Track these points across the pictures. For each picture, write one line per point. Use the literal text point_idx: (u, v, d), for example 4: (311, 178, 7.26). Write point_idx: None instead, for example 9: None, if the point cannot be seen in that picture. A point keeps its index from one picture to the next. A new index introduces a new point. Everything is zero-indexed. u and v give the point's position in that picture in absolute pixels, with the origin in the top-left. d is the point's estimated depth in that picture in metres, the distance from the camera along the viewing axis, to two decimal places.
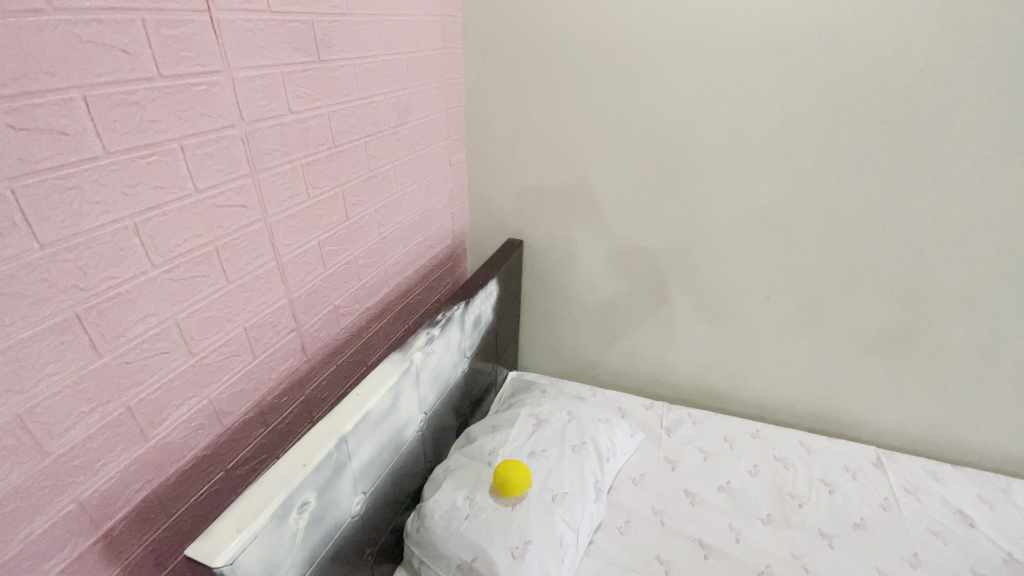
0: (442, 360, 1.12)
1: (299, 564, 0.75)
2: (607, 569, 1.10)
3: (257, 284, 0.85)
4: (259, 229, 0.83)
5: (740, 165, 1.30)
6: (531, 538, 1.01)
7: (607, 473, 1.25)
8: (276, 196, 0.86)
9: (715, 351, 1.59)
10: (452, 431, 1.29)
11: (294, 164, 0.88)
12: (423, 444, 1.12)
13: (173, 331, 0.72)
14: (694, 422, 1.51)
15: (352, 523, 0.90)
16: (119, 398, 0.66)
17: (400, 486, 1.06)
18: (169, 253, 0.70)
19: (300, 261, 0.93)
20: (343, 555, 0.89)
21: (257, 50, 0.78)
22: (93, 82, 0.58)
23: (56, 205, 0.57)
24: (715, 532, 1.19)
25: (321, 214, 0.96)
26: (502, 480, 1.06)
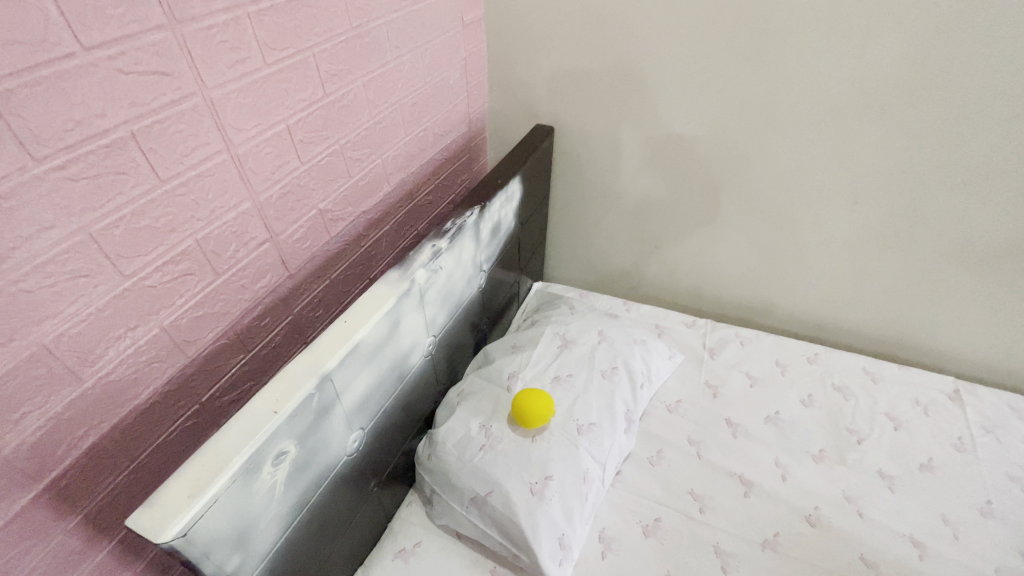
0: (453, 276, 0.94)
1: (285, 514, 0.65)
2: (634, 502, 1.00)
3: (204, 183, 0.65)
4: (195, 106, 0.62)
5: (852, 25, 0.95)
6: (552, 473, 0.91)
7: (641, 400, 1.12)
8: (215, 61, 0.62)
9: (777, 265, 1.36)
10: (469, 349, 1.16)
11: (238, 14, 0.64)
12: (434, 369, 0.99)
13: (90, 249, 0.55)
14: (742, 343, 1.34)
15: (353, 458, 0.79)
16: (27, 335, 0.52)
17: (408, 414, 0.95)
18: (59, 142, 0.51)
19: (264, 153, 0.72)
20: (345, 491, 0.80)
21: None
22: None
23: None
24: (758, 467, 1.07)
25: (286, 88, 0.73)
26: (518, 410, 0.95)
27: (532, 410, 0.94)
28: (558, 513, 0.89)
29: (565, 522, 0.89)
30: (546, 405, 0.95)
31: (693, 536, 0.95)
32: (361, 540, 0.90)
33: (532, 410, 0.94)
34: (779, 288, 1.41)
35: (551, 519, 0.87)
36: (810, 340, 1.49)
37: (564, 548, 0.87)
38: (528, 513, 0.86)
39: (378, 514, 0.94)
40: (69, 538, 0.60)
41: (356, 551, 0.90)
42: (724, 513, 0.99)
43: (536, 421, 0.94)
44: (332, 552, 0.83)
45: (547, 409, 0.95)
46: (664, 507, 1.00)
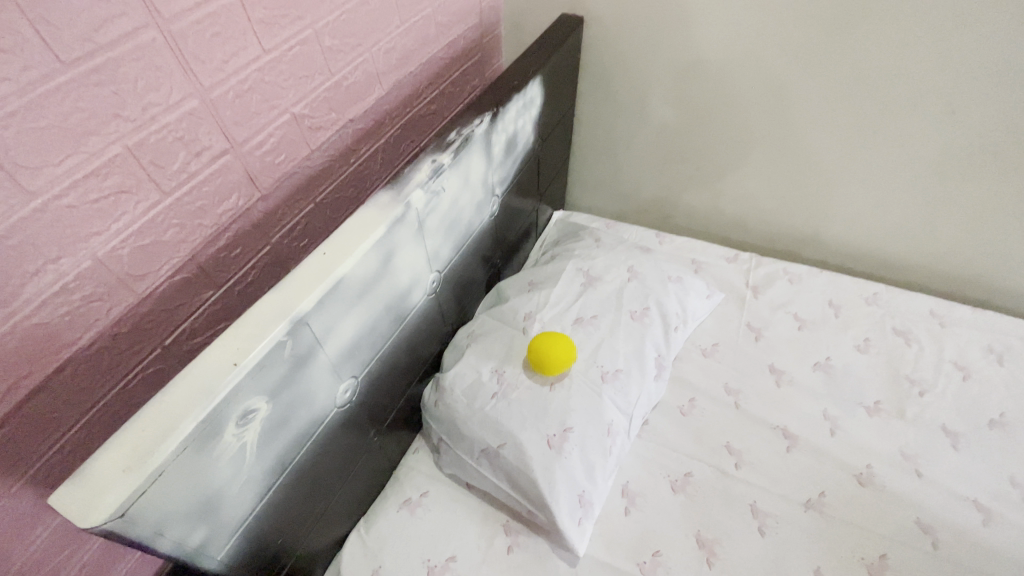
0: (458, 201, 0.79)
1: (261, 476, 0.56)
2: (663, 455, 0.90)
3: (126, 71, 0.50)
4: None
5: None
6: (573, 425, 0.80)
7: (675, 344, 0.98)
8: None
9: (843, 193, 1.15)
10: (481, 286, 1.03)
11: None
12: (441, 308, 0.87)
13: None
14: (791, 280, 1.19)
15: (347, 410, 0.69)
16: None
17: (412, 358, 0.84)
18: None
19: (210, 34, 0.56)
20: (340, 443, 0.71)
21: None
22: None
23: None
24: (804, 419, 0.95)
25: None
26: (535, 357, 0.83)
27: (553, 350, 0.82)
28: (578, 468, 0.79)
29: (586, 478, 0.79)
30: (565, 341, 0.84)
31: (727, 493, 0.86)
32: (363, 490, 0.83)
33: (552, 350, 0.82)
34: (842, 221, 1.20)
35: (570, 475, 0.78)
36: (871, 280, 1.30)
37: (585, 507, 0.78)
38: (545, 468, 0.77)
39: (382, 462, 0.86)
40: (15, 502, 0.52)
41: (358, 501, 0.83)
42: (763, 469, 0.89)
43: (561, 362, 0.82)
44: (330, 505, 0.75)
45: (568, 346, 0.84)
46: (696, 462, 0.89)
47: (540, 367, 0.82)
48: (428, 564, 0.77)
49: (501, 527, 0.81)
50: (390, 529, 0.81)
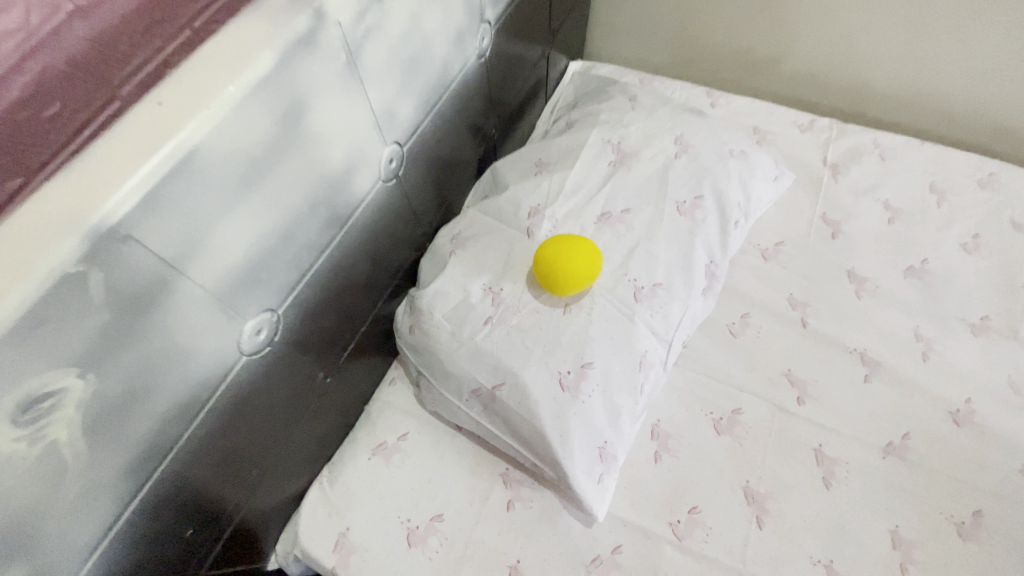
0: (419, 24, 0.49)
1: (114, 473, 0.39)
2: (707, 387, 0.70)
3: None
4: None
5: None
6: (594, 359, 0.59)
7: (738, 241, 0.72)
8: None
9: (996, 26, 0.78)
10: (470, 167, 0.75)
11: None
12: (411, 198, 0.60)
13: None
14: (882, 157, 0.90)
15: (269, 359, 0.48)
16: None
17: (375, 271, 0.60)
18: None
19: None
20: (269, 397, 0.51)
21: None
22: None
23: None
24: (888, 341, 0.73)
25: None
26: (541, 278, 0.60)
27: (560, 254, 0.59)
28: (599, 415, 0.59)
29: (609, 425, 0.59)
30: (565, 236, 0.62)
31: (786, 435, 0.67)
32: (323, 436, 0.65)
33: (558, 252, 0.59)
34: (979, 72, 0.85)
35: (588, 423, 0.58)
36: (1002, 156, 0.95)
37: (607, 460, 0.59)
38: (555, 416, 0.57)
39: (347, 401, 0.67)
40: None
41: (317, 450, 0.65)
42: (833, 404, 0.69)
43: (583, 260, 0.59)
44: (273, 464, 0.58)
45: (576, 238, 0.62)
46: (750, 395, 0.69)
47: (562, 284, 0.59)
48: (407, 525, 0.61)
49: (499, 479, 0.64)
50: (359, 483, 0.64)
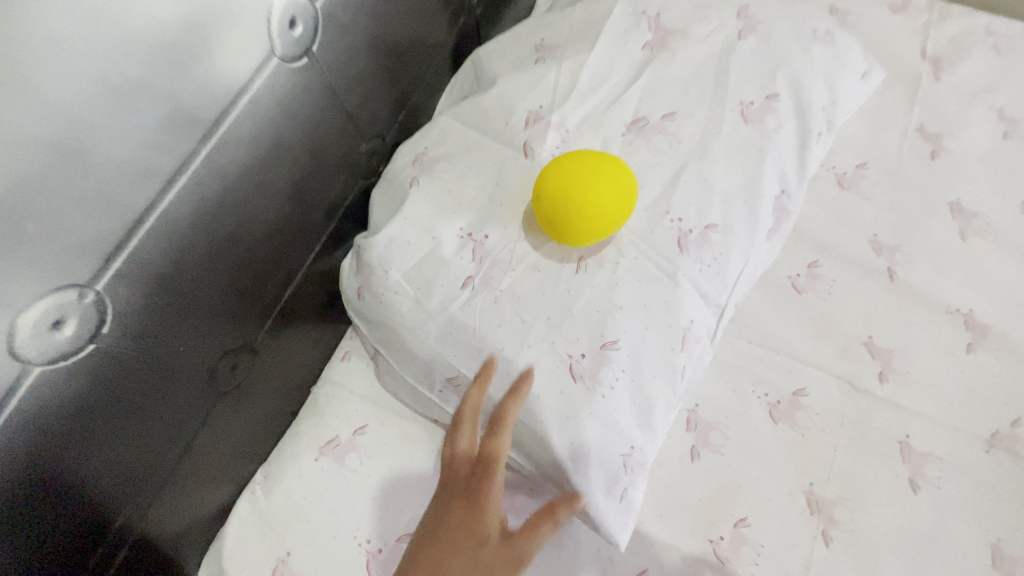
0: None
1: None
2: (763, 362, 0.53)
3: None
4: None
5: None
6: (619, 337, 0.41)
7: (818, 158, 0.51)
8: None
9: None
10: (440, 57, 0.53)
11: None
12: (326, 98, 0.40)
13: None
14: (999, 49, 0.67)
15: (103, 354, 0.31)
16: None
17: (284, 211, 0.41)
18: None
19: None
20: (131, 404, 0.35)
21: None
22: None
23: None
24: (999, 298, 0.56)
25: None
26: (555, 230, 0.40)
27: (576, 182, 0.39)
28: (625, 413, 0.42)
29: (638, 425, 0.43)
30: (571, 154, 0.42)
31: (863, 424, 0.51)
32: (250, 435, 0.48)
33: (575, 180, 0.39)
34: None
35: (611, 425, 0.41)
36: None
37: (634, 473, 0.43)
38: (563, 419, 0.40)
39: (282, 388, 0.50)
40: None
41: (245, 452, 0.49)
42: (924, 383, 0.53)
43: (612, 186, 0.40)
44: (165, 487, 0.41)
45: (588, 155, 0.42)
46: (817, 372, 0.52)
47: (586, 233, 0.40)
48: (366, 549, 0.47)
49: None
50: (303, 493, 0.49)
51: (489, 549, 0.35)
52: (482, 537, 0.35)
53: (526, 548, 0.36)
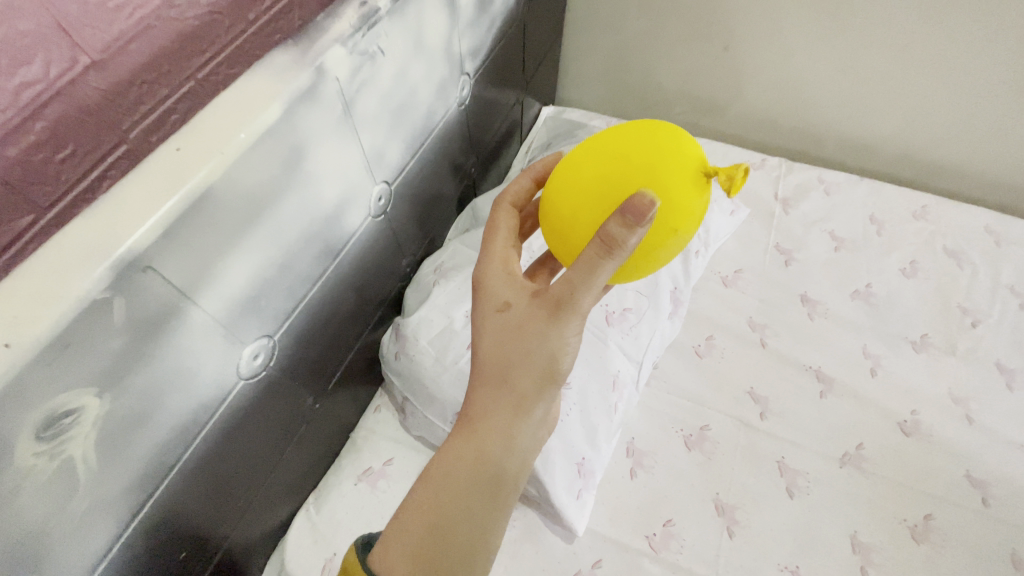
0: (409, 75, 0.53)
1: (156, 502, 0.42)
2: (676, 405, 0.75)
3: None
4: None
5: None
6: (572, 380, 0.63)
7: (693, 269, 0.81)
8: None
9: (917, 77, 0.89)
10: (452, 202, 0.80)
11: None
12: (397, 231, 0.65)
13: None
14: (827, 192, 0.98)
15: (189, 463, 0.44)
16: None
17: (362, 297, 0.63)
18: None
19: None
20: (231, 458, 0.50)
21: None
22: None
23: None
24: (841, 359, 0.80)
25: None
26: (668, 213, 0.45)
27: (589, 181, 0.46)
28: (577, 433, 0.63)
29: (586, 443, 0.63)
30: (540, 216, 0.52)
31: (752, 450, 0.72)
32: (311, 465, 0.66)
33: (588, 180, 0.46)
34: (904, 121, 0.96)
35: (567, 440, 0.62)
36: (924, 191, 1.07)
37: (586, 478, 0.63)
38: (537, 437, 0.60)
39: (334, 430, 0.69)
40: None
41: (305, 479, 0.66)
42: (794, 420, 0.74)
43: (596, 145, 0.47)
44: (264, 488, 0.58)
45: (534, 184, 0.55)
46: (715, 413, 0.74)
47: (689, 170, 0.45)
48: None
49: None
50: (345, 511, 0.65)
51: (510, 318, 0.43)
52: (485, 384, 0.43)
53: (563, 288, 0.40)
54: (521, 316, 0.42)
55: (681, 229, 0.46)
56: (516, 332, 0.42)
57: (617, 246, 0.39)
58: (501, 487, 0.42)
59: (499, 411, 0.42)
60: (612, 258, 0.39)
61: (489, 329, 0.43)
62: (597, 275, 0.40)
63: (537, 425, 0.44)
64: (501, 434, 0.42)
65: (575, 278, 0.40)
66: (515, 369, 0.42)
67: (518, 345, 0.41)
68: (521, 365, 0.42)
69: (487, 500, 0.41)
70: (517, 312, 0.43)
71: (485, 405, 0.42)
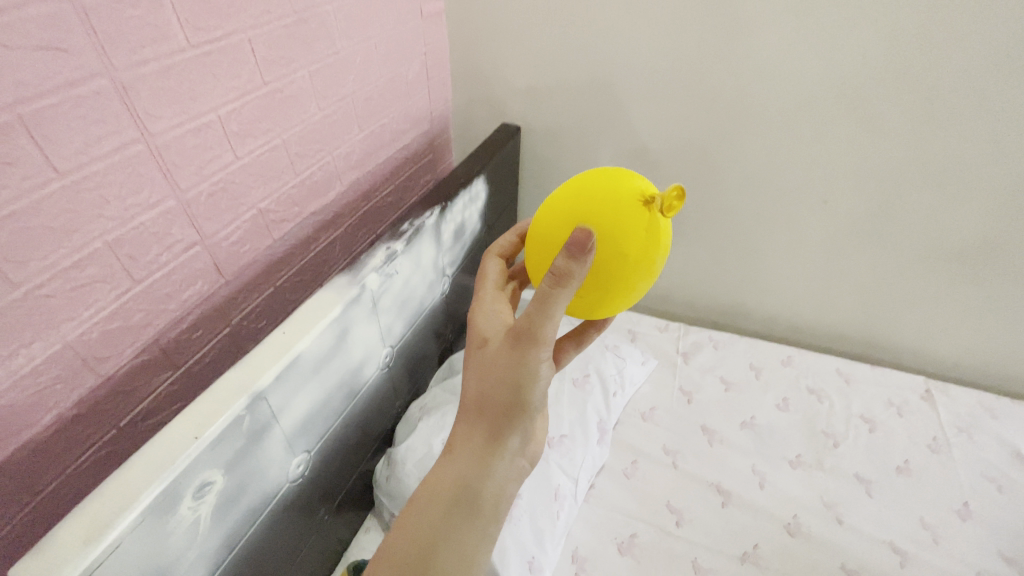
0: (410, 281, 0.87)
1: (224, 568, 0.60)
2: (609, 518, 0.94)
3: (71, 117, 0.52)
4: (54, 12, 0.49)
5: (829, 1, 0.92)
6: (522, 493, 0.84)
7: (613, 408, 1.09)
8: (189, 163, 0.65)
9: (753, 268, 1.34)
10: (433, 360, 1.08)
11: (274, 143, 0.76)
12: (394, 381, 0.91)
13: (106, 256, 0.58)
14: (715, 347, 1.31)
15: (248, 536, 0.62)
16: (50, 336, 0.55)
17: (366, 430, 0.86)
18: (152, 266, 0.64)
19: (215, 192, 0.69)
20: (268, 550, 0.68)
21: (179, 31, 0.60)
22: (27, 98, 0.48)
23: (17, 238, 0.50)
24: (736, 476, 1.02)
25: (254, 118, 0.72)
26: (614, 239, 0.55)
27: (552, 226, 0.59)
28: (528, 535, 0.82)
29: (535, 544, 0.82)
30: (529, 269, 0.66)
31: (672, 552, 0.90)
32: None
33: (551, 227, 0.59)
34: (756, 294, 1.39)
35: (519, 540, 0.80)
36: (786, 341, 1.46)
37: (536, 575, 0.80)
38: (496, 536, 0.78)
39: (334, 545, 0.85)
40: None
41: None
42: (704, 527, 0.94)
43: (565, 191, 0.60)
44: None
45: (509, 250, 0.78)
46: (641, 523, 0.94)
47: (629, 200, 0.56)
48: None
49: None
50: None
51: (488, 353, 0.58)
52: (469, 412, 0.57)
53: (524, 322, 0.54)
54: (495, 352, 0.57)
55: (638, 242, 0.56)
56: (490, 365, 0.57)
57: (566, 277, 0.51)
58: (478, 506, 0.55)
59: (476, 439, 0.56)
60: (564, 288, 0.52)
61: (473, 365, 0.59)
62: (555, 303, 0.52)
63: (511, 454, 0.58)
64: (477, 460, 0.56)
65: (531, 312, 0.53)
66: (489, 398, 0.56)
67: (490, 377, 0.56)
68: (493, 393, 0.56)
69: (467, 516, 0.54)
70: (490, 351, 0.58)
71: (468, 431, 0.57)
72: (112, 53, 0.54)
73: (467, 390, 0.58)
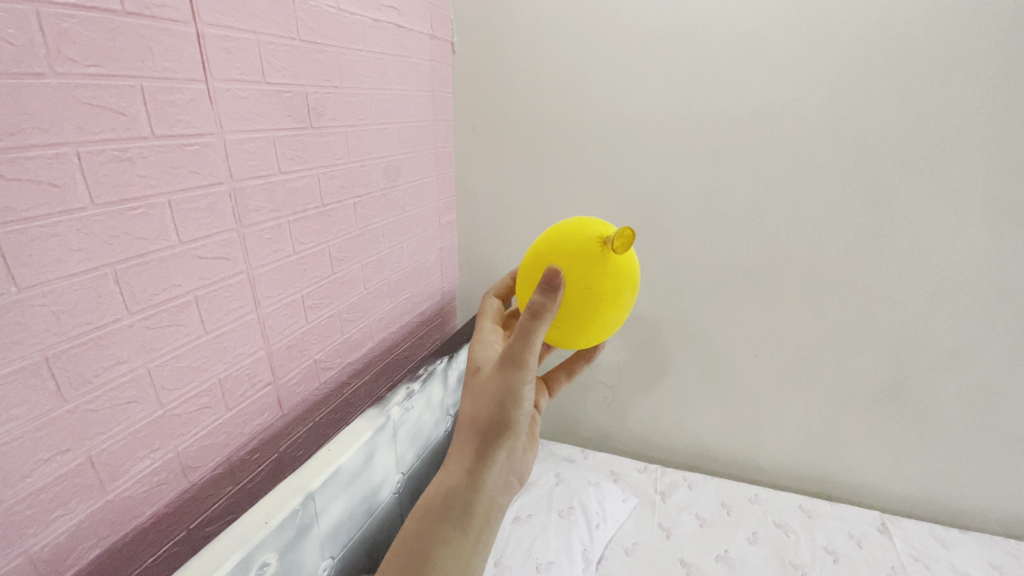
0: (422, 416, 1.09)
1: None
2: None
3: (221, 297, 0.82)
4: (230, 238, 0.82)
5: (724, 207, 1.32)
6: None
7: (597, 541, 1.20)
8: (278, 326, 0.94)
9: (711, 412, 1.57)
10: None
11: (333, 313, 1.07)
12: (402, 506, 1.07)
13: (214, 389, 0.83)
14: (689, 486, 1.46)
15: None
16: (168, 446, 0.77)
17: (376, 550, 0.99)
18: (240, 399, 0.88)
19: (287, 350, 0.97)
20: None
21: (286, 244, 0.93)
22: (203, 287, 0.78)
23: (172, 372, 0.76)
24: None
25: (323, 297, 1.03)
26: (578, 276, 0.71)
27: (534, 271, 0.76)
28: None
29: None
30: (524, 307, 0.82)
31: None
32: None
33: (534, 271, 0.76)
34: (719, 435, 1.59)
35: None
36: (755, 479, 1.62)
37: None
38: None
39: None
40: None
41: None
42: None
43: (544, 241, 0.77)
44: None
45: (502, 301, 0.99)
46: None
47: (588, 244, 0.72)
48: None
49: None
50: None
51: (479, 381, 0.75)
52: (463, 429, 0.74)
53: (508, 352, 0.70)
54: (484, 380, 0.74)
55: (597, 275, 0.71)
56: (480, 390, 0.74)
57: (542, 310, 0.66)
58: (469, 517, 0.69)
59: (466, 453, 0.72)
60: (541, 319, 0.66)
61: (468, 392, 0.76)
62: (535, 332, 0.68)
63: (498, 467, 0.73)
64: (467, 472, 0.71)
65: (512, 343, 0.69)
66: (477, 419, 0.72)
67: (479, 400, 0.73)
68: (479, 413, 0.72)
69: (460, 522, 0.69)
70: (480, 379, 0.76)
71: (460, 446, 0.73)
72: (252, 262, 0.86)
73: (462, 412, 0.75)
